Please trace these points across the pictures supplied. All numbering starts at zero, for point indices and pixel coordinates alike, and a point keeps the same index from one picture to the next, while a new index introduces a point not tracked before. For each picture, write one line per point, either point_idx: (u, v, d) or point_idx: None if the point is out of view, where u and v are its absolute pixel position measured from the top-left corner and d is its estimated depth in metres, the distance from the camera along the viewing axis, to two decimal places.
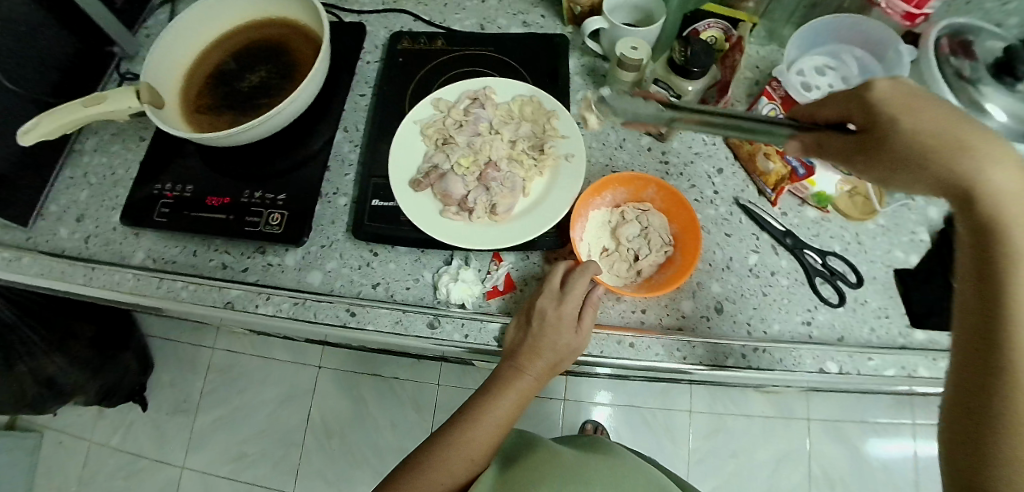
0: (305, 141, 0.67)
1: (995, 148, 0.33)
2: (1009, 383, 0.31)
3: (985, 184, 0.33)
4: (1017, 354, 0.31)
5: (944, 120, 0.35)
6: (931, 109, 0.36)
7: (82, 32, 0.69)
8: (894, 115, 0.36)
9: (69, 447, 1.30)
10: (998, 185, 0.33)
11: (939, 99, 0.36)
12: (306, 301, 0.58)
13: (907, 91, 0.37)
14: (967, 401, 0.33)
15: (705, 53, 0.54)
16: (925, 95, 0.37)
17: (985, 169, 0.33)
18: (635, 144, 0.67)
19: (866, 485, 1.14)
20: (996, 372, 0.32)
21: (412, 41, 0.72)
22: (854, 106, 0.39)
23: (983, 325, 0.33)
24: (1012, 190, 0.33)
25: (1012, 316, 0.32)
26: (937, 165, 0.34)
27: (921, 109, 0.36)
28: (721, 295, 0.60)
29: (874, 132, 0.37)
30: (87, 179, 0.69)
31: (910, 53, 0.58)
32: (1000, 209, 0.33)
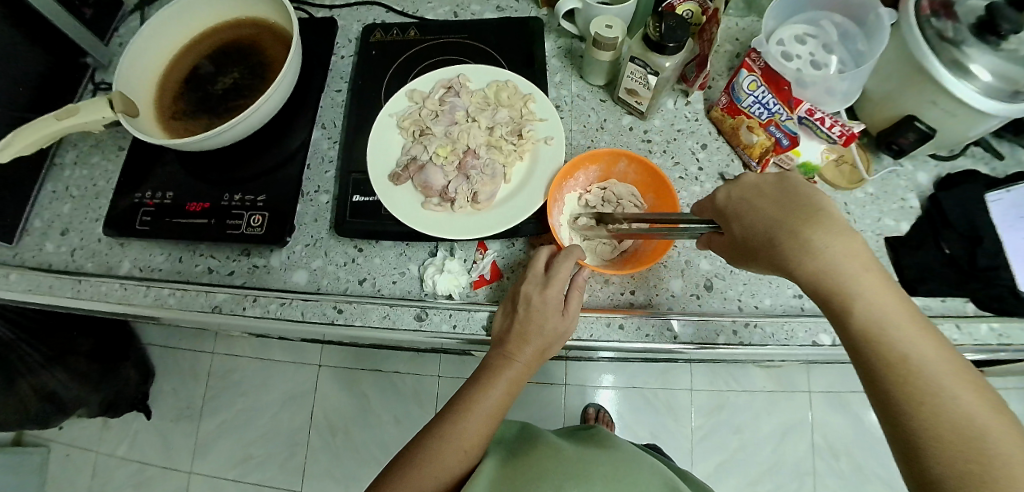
0: (283, 141, 0.67)
1: (817, 223, 0.38)
2: (923, 423, 0.33)
3: (817, 260, 0.37)
4: (916, 392, 0.34)
5: (770, 211, 0.40)
6: (756, 205, 0.41)
7: (52, 43, 0.67)
8: (732, 219, 0.43)
9: (77, 459, 1.31)
10: (831, 256, 0.37)
11: (762, 193, 0.41)
12: (293, 301, 0.58)
13: (739, 192, 0.43)
14: (898, 450, 0.34)
15: (680, 27, 0.53)
16: (756, 189, 0.42)
17: (816, 244, 0.37)
18: (617, 124, 0.67)
19: (871, 454, 1.15)
20: (904, 421, 0.34)
21: (385, 32, 0.71)
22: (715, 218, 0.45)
23: (879, 379, 0.35)
24: (847, 255, 0.37)
25: (895, 362, 0.35)
26: (776, 254, 0.39)
27: (749, 209, 0.41)
28: (710, 273, 0.59)
29: (730, 234, 0.44)
30: (69, 192, 0.68)
31: (891, 15, 0.55)
32: (844, 274, 0.36)
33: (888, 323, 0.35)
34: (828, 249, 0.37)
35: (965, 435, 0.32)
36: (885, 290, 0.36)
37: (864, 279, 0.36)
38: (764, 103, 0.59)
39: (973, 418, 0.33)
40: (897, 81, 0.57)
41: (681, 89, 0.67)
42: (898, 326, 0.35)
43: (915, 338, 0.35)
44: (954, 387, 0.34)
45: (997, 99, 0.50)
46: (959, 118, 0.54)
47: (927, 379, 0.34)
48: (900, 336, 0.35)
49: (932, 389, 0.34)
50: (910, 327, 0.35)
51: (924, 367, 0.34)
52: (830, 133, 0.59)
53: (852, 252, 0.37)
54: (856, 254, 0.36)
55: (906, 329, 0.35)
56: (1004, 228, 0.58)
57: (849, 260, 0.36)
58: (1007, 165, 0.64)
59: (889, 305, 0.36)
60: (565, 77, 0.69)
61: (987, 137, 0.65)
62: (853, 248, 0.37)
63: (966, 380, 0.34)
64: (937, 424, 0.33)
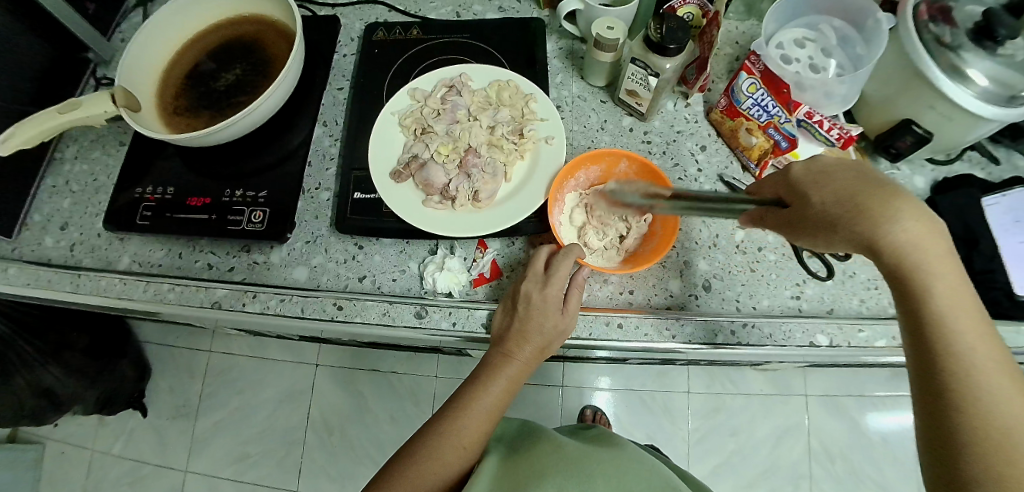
0: (285, 138, 0.67)
1: (908, 203, 0.37)
2: (966, 409, 0.35)
3: (898, 242, 0.37)
4: (965, 380, 0.36)
5: (853, 186, 0.39)
6: (838, 179, 0.40)
7: (55, 38, 0.68)
8: (809, 188, 0.41)
9: (72, 457, 1.31)
10: (914, 239, 0.37)
11: (841, 168, 0.40)
12: (293, 297, 0.58)
13: (819, 165, 0.41)
14: (930, 429, 0.37)
15: (681, 28, 0.53)
16: (837, 165, 0.41)
17: (902, 226, 0.37)
18: (617, 125, 0.67)
19: (866, 458, 1.15)
20: (948, 404, 0.36)
21: (387, 32, 0.72)
22: (779, 187, 0.44)
23: (930, 363, 0.37)
24: (930, 240, 0.37)
25: (952, 350, 0.36)
26: (857, 229, 0.38)
27: (830, 181, 0.40)
28: (708, 273, 0.60)
29: (800, 207, 0.41)
30: (69, 187, 0.68)
31: (890, 19, 0.56)
32: (920, 259, 0.37)
33: (952, 314, 0.37)
34: (914, 233, 0.37)
35: (1004, 423, 0.34)
36: (956, 281, 0.37)
37: (937, 267, 0.37)
38: (763, 105, 0.59)
39: (1015, 410, 0.34)
40: (895, 85, 0.57)
41: (681, 91, 0.68)
42: (961, 317, 0.37)
43: (975, 330, 0.36)
44: (1002, 380, 0.35)
45: (994, 104, 0.51)
46: (956, 122, 0.55)
47: (979, 370, 0.36)
48: (962, 326, 0.37)
49: (980, 379, 0.35)
50: (971, 319, 0.37)
51: (978, 358, 0.36)
52: (828, 136, 0.59)
53: (935, 239, 0.37)
54: (939, 241, 0.37)
55: (967, 321, 0.37)
56: (1000, 233, 0.59)
57: (932, 247, 0.37)
58: (1003, 170, 0.65)
59: (958, 296, 0.37)
60: (566, 78, 0.69)
61: (983, 142, 0.65)
62: (937, 235, 0.37)
63: (1011, 375, 0.36)
64: (982, 412, 0.35)
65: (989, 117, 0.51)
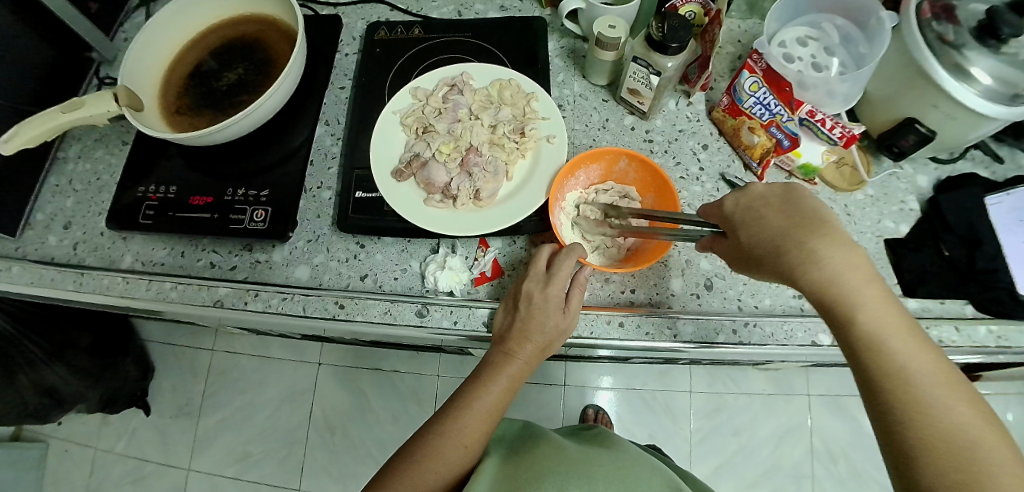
0: (286, 137, 0.67)
1: (819, 237, 0.39)
2: (913, 427, 0.35)
3: (816, 273, 0.39)
4: (908, 400, 0.36)
5: (770, 220, 0.42)
6: (761, 214, 0.43)
7: (58, 37, 0.68)
8: (739, 226, 0.44)
9: (75, 455, 1.31)
10: (832, 266, 0.38)
11: (769, 199, 0.43)
12: (295, 296, 0.58)
13: (745, 202, 0.44)
14: (890, 451, 0.36)
15: (683, 27, 0.53)
16: (761, 200, 0.44)
17: (821, 257, 0.39)
18: (619, 124, 0.67)
19: (869, 458, 1.15)
20: (894, 424, 0.36)
21: (389, 31, 0.72)
22: (718, 220, 0.47)
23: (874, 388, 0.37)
24: (845, 265, 0.38)
25: (892, 371, 0.37)
26: (780, 263, 0.41)
27: (752, 218, 0.43)
28: (710, 272, 0.60)
29: (733, 240, 0.46)
30: (72, 186, 0.68)
31: (892, 17, 0.55)
32: (843, 285, 0.38)
33: (885, 335, 0.37)
34: (829, 260, 0.39)
35: (952, 437, 0.34)
36: (883, 302, 0.38)
37: (866, 290, 0.38)
38: (765, 103, 0.59)
39: (961, 427, 0.34)
40: (897, 84, 0.57)
41: (682, 90, 0.68)
42: (895, 338, 0.37)
43: (913, 349, 0.37)
44: (945, 396, 0.35)
45: (997, 102, 0.51)
46: (958, 121, 0.55)
47: (923, 387, 0.36)
48: (899, 348, 0.37)
49: (921, 395, 0.35)
50: (907, 338, 0.37)
51: (917, 377, 0.36)
52: (831, 136, 0.58)
53: (853, 265, 0.38)
54: (858, 265, 0.38)
55: (904, 341, 0.37)
56: (1004, 232, 0.58)
57: (850, 272, 0.38)
58: (1007, 169, 0.64)
59: (890, 318, 0.38)
60: (568, 77, 0.69)
61: (987, 141, 0.65)
62: (855, 260, 0.38)
63: (959, 391, 0.36)
64: (926, 426, 0.35)
65: (993, 115, 0.51)
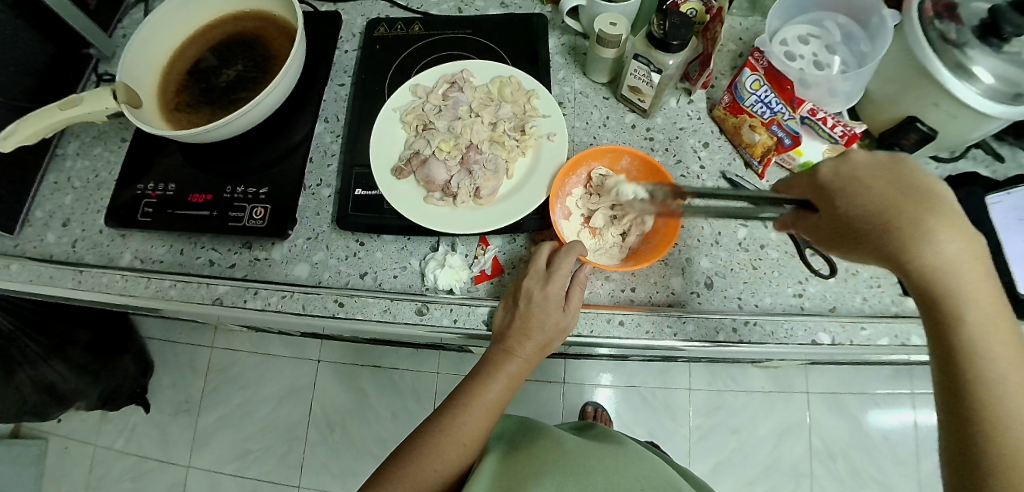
0: (286, 134, 0.67)
1: (943, 222, 0.36)
2: (987, 422, 0.35)
3: (931, 259, 0.36)
4: (987, 397, 0.35)
5: (888, 197, 0.38)
6: (873, 188, 0.39)
7: (56, 33, 0.67)
8: (837, 197, 0.40)
9: (74, 452, 1.31)
10: (949, 257, 0.36)
11: (886, 173, 0.39)
12: (294, 294, 0.58)
13: (849, 170, 0.40)
14: (954, 436, 0.37)
15: (685, 24, 0.53)
16: (871, 171, 0.40)
17: (935, 243, 0.36)
18: (619, 122, 0.67)
19: (868, 456, 1.15)
20: (969, 417, 0.36)
21: (389, 27, 0.72)
22: (805, 189, 0.43)
23: (957, 381, 0.36)
24: (964, 258, 0.36)
25: (980, 367, 0.36)
26: (885, 244, 0.37)
27: (862, 190, 0.39)
28: (710, 271, 0.59)
29: (828, 213, 0.41)
30: (70, 183, 0.68)
31: (894, 16, 0.56)
32: (954, 276, 0.36)
33: (982, 329, 0.36)
34: (947, 250, 0.36)
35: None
36: (991, 300, 0.36)
37: (973, 287, 0.36)
38: (766, 102, 0.59)
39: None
40: (899, 82, 0.57)
41: (684, 88, 0.67)
42: (993, 336, 0.36)
43: (1010, 350, 0.35)
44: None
45: (999, 101, 0.50)
46: (960, 120, 0.54)
47: (1011, 386, 0.35)
48: (995, 346, 0.35)
49: (1007, 397, 0.35)
50: (1006, 338, 0.36)
51: (1007, 376, 0.35)
52: (832, 134, 0.58)
53: (971, 257, 0.36)
54: (975, 259, 0.36)
55: (1002, 340, 0.36)
56: (1004, 231, 0.58)
57: (966, 266, 0.36)
58: (1008, 167, 0.64)
59: (992, 316, 0.36)
60: (568, 75, 0.69)
61: (988, 140, 0.65)
62: (974, 253, 0.36)
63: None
64: (1002, 427, 0.34)
65: (996, 115, 0.51)
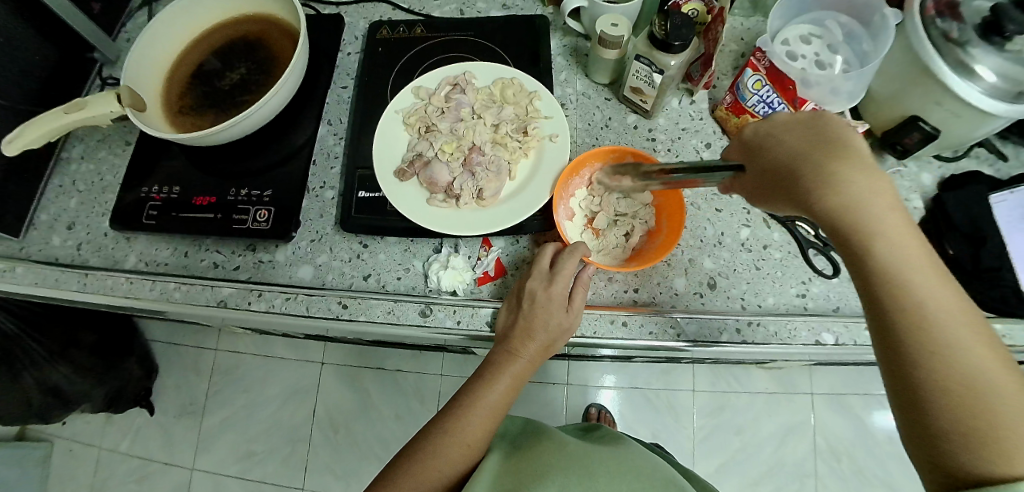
0: (289, 137, 0.67)
1: (846, 161, 0.37)
2: (926, 362, 0.34)
3: (842, 195, 0.36)
4: (923, 335, 0.34)
5: (800, 144, 0.40)
6: (785, 140, 0.41)
7: (61, 38, 0.68)
8: (759, 153, 0.43)
9: (79, 454, 1.32)
10: (856, 194, 0.36)
11: (802, 124, 0.41)
12: (298, 296, 0.58)
13: (768, 128, 0.43)
14: (896, 386, 0.35)
15: (686, 25, 0.53)
16: (786, 123, 0.42)
17: (843, 182, 0.37)
18: (622, 123, 0.67)
19: (872, 456, 1.15)
20: (909, 358, 0.34)
21: (391, 30, 0.72)
22: (741, 150, 0.45)
23: (890, 326, 0.35)
24: (872, 194, 0.36)
25: (908, 308, 0.35)
26: (799, 189, 0.39)
27: (778, 142, 0.41)
28: (713, 271, 0.59)
29: (755, 170, 0.43)
30: (75, 187, 0.68)
31: (897, 15, 0.55)
32: (864, 213, 0.36)
33: (903, 265, 0.36)
34: (854, 187, 0.36)
35: (966, 370, 0.33)
36: (908, 237, 0.36)
37: (887, 223, 0.36)
38: (768, 102, 0.60)
39: (977, 363, 0.33)
40: (902, 81, 0.57)
41: (686, 88, 0.67)
42: (914, 271, 0.35)
43: (933, 284, 0.35)
44: (963, 332, 0.34)
45: (1001, 100, 0.50)
46: (964, 119, 0.54)
47: (943, 319, 0.34)
48: (918, 282, 0.35)
49: (938, 331, 0.34)
50: (926, 271, 0.35)
51: (937, 311, 0.34)
52: None
53: (878, 192, 0.36)
54: (884, 194, 0.36)
55: (923, 274, 0.35)
56: (1007, 231, 0.58)
57: (874, 201, 0.36)
58: (1011, 166, 0.64)
59: (911, 252, 0.36)
60: (570, 76, 0.69)
61: (991, 139, 0.65)
62: (881, 188, 0.36)
63: (977, 326, 0.35)
64: (941, 363, 0.33)
65: (1001, 114, 0.51)
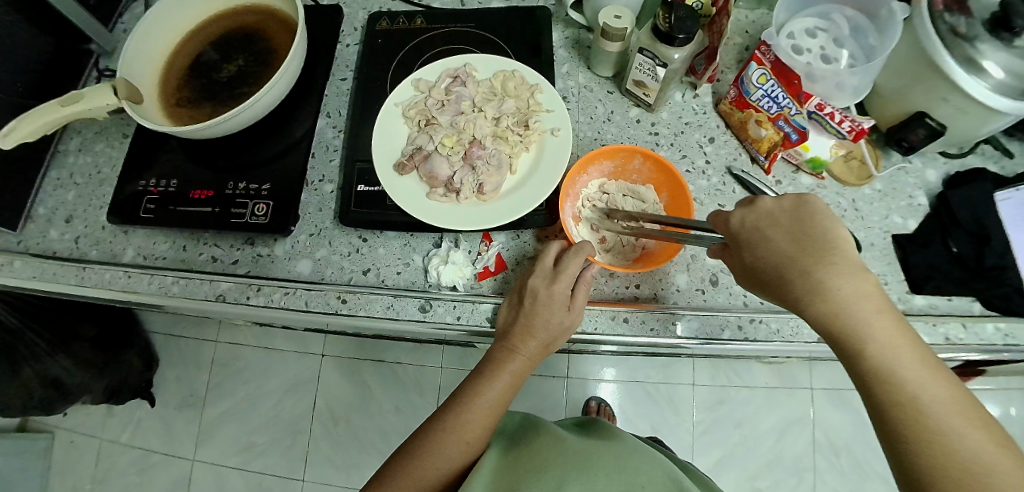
0: (287, 129, 0.67)
1: (832, 265, 0.39)
2: (928, 457, 0.35)
3: (832, 297, 0.39)
4: (922, 430, 0.35)
5: (788, 241, 0.41)
6: (773, 237, 0.42)
7: (57, 29, 0.67)
8: (743, 246, 0.44)
9: (80, 446, 1.32)
10: (842, 296, 0.39)
11: (791, 220, 0.42)
12: (296, 290, 0.58)
13: (755, 218, 0.43)
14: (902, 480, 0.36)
15: (690, 17, 0.52)
16: (777, 213, 0.43)
17: (829, 284, 0.39)
18: (625, 116, 0.66)
19: (871, 450, 1.15)
20: (905, 451, 0.36)
21: (391, 21, 0.71)
22: (724, 236, 0.47)
23: (888, 421, 0.37)
24: (861, 296, 0.38)
25: (904, 407, 0.36)
26: (785, 291, 0.41)
27: (761, 240, 0.43)
28: (715, 267, 0.59)
29: (739, 259, 0.45)
30: (73, 179, 0.68)
31: (903, 9, 0.54)
32: (850, 311, 0.38)
33: (896, 363, 0.37)
34: (841, 287, 0.39)
35: (964, 459, 0.34)
36: (899, 334, 0.38)
37: (878, 322, 0.38)
38: (773, 96, 0.58)
39: (977, 453, 0.34)
40: (908, 76, 0.56)
41: (689, 82, 0.66)
42: (908, 365, 0.37)
43: (927, 379, 0.36)
44: (960, 425, 0.35)
45: (1009, 97, 0.50)
46: (970, 116, 0.54)
47: (938, 413, 0.35)
48: (913, 378, 0.37)
49: (934, 426, 0.35)
50: (920, 367, 0.37)
51: (934, 406, 0.36)
52: (839, 129, 0.57)
53: (863, 293, 0.38)
54: (871, 294, 0.38)
55: (914, 365, 0.37)
56: (1011, 226, 0.58)
57: (862, 304, 0.38)
58: (1016, 163, 0.63)
59: (904, 349, 0.37)
60: (572, 69, 0.68)
61: (997, 135, 0.64)
62: (867, 288, 0.38)
63: (977, 418, 0.36)
64: (942, 455, 0.34)
65: (1008, 111, 0.50)
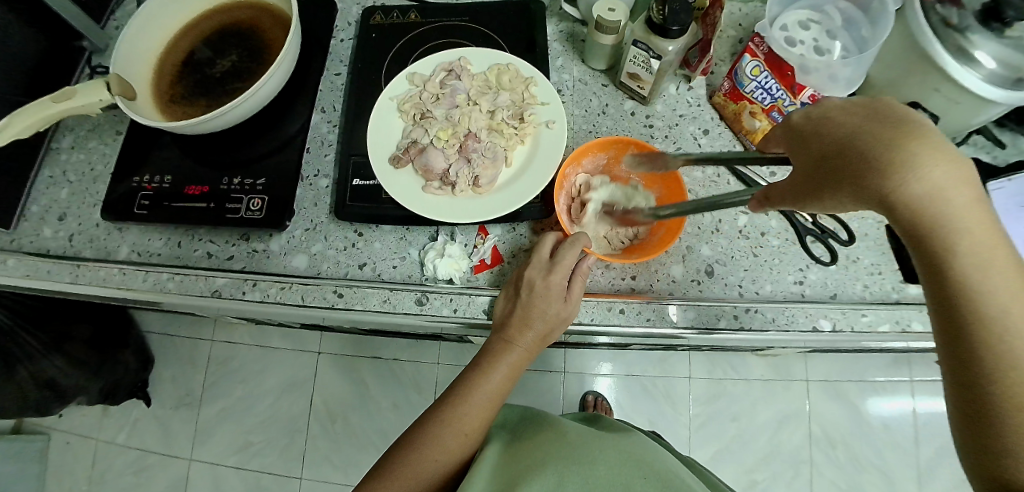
0: (281, 124, 0.66)
1: (930, 147, 0.30)
2: (1007, 383, 0.31)
3: (914, 195, 0.30)
4: (999, 353, 0.32)
5: (864, 128, 0.32)
6: (843, 122, 0.34)
7: (48, 25, 0.66)
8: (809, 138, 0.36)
9: (76, 448, 1.31)
10: (935, 189, 0.30)
11: (852, 112, 0.34)
12: (292, 285, 0.58)
13: (820, 112, 0.36)
14: (960, 399, 0.34)
15: (684, 10, 0.52)
16: (842, 108, 0.35)
17: (921, 175, 0.30)
18: (619, 109, 0.66)
19: (867, 442, 1.16)
20: (976, 374, 0.32)
21: (385, 15, 0.71)
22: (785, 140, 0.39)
23: (963, 339, 0.33)
24: (955, 188, 0.30)
25: (985, 324, 0.32)
26: (864, 183, 0.32)
27: (830, 129, 0.34)
28: (711, 259, 0.59)
29: (800, 160, 0.37)
30: (65, 177, 0.67)
31: (895, 0, 0.55)
32: (940, 208, 0.31)
33: (982, 273, 0.32)
34: (934, 177, 0.30)
35: None
36: (987, 235, 0.32)
37: (971, 225, 0.31)
38: (767, 88, 0.59)
39: None
40: (899, 67, 0.56)
41: (683, 74, 0.66)
42: (997, 278, 0.31)
43: (1011, 290, 0.32)
44: None
45: (999, 86, 0.50)
46: (961, 106, 0.54)
47: (1019, 332, 0.31)
48: (999, 294, 0.31)
49: (1018, 349, 0.31)
50: (1006, 279, 0.32)
51: (1015, 320, 0.31)
52: None
53: (963, 185, 0.30)
54: (967, 186, 0.30)
55: (1003, 267, 0.32)
56: (1006, 216, 0.58)
57: (957, 196, 0.30)
58: (1008, 153, 0.64)
59: (992, 257, 0.32)
60: (566, 62, 0.69)
61: (989, 126, 0.65)
62: (964, 178, 0.30)
63: None
64: (1019, 380, 0.31)
65: (998, 100, 0.50)
